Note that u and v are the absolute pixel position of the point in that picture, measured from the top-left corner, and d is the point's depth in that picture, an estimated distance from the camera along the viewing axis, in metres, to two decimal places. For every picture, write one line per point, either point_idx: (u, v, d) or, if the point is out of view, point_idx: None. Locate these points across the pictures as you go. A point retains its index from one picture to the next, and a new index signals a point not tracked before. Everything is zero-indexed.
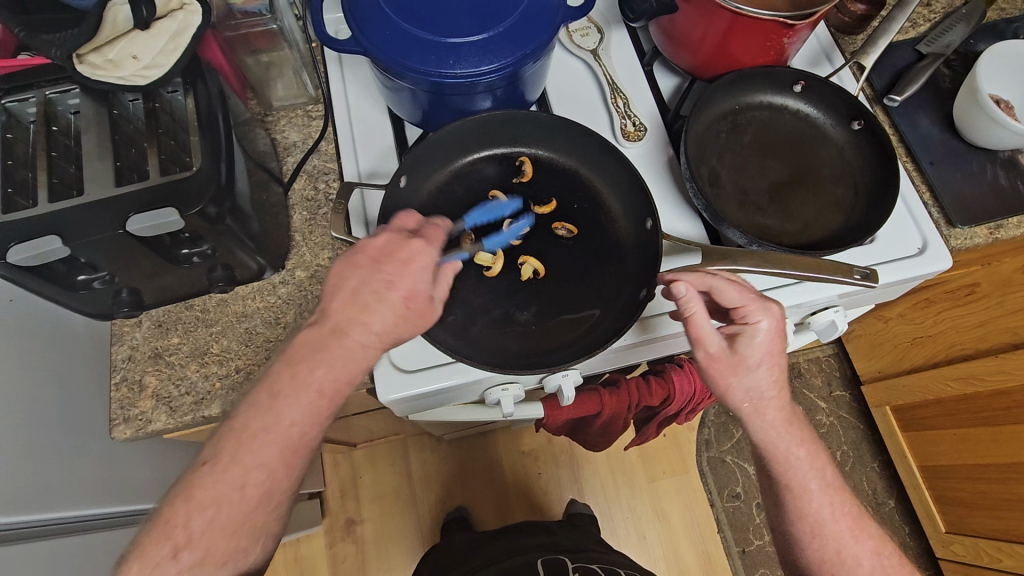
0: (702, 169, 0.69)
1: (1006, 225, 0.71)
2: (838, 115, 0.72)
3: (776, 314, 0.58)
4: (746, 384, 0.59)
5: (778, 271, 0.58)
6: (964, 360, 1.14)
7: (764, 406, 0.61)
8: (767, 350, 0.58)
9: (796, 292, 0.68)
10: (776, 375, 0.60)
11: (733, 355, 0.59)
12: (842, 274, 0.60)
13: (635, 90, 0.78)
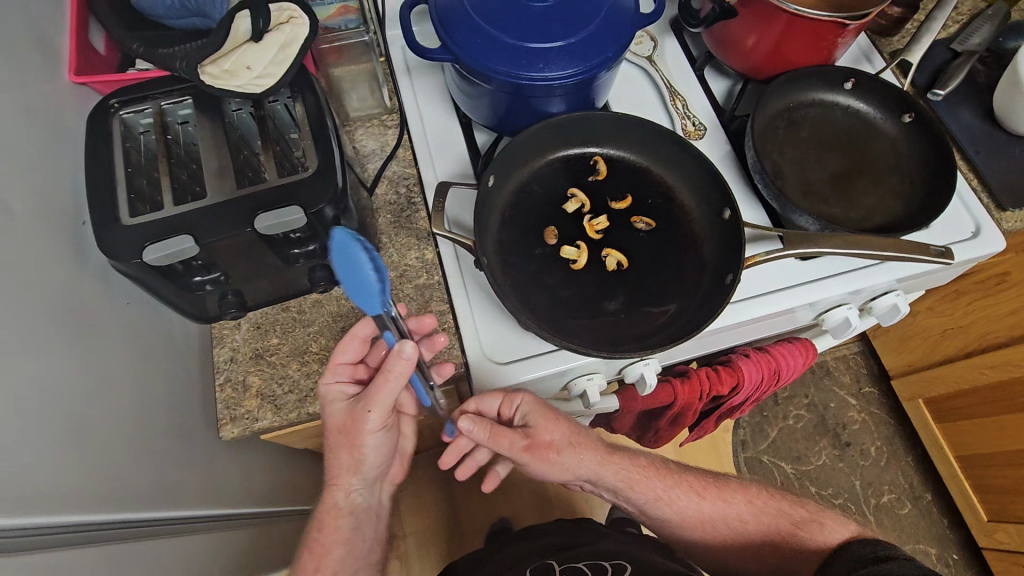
0: (767, 163, 0.73)
1: None
2: (888, 110, 0.76)
3: (529, 395, 0.63)
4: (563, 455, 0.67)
5: (857, 252, 0.63)
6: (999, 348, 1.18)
7: (576, 461, 0.68)
8: (548, 422, 0.65)
9: (866, 277, 0.71)
10: (572, 435, 0.68)
11: (533, 442, 0.64)
12: (916, 252, 0.64)
13: (691, 92, 0.82)
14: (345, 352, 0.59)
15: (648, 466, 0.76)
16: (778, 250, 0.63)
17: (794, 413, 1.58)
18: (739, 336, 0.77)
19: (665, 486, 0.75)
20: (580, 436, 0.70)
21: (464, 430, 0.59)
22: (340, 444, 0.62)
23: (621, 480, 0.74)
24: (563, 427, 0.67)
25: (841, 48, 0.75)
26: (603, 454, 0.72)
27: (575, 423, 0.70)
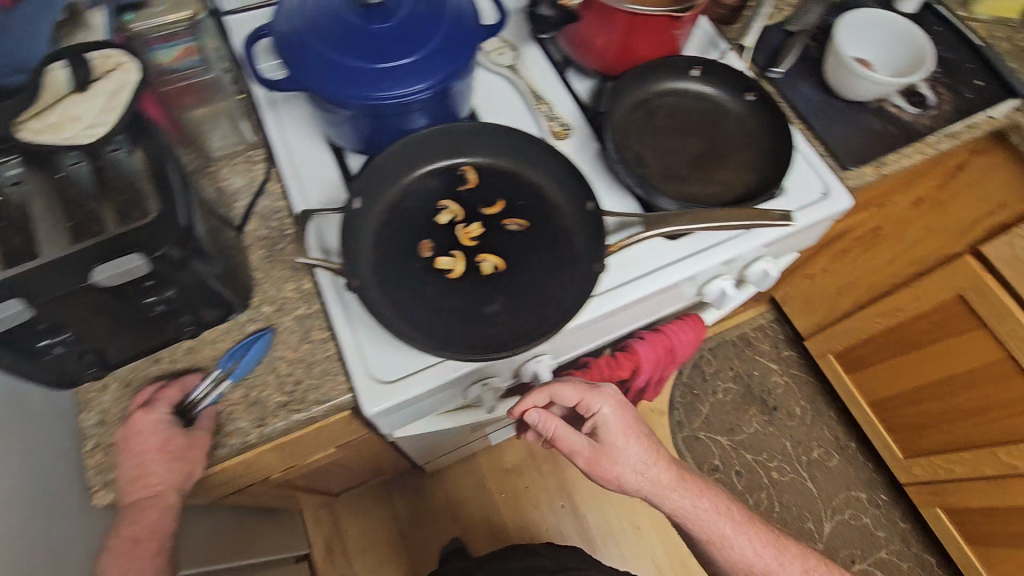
0: (627, 153, 0.77)
1: (886, 161, 0.83)
2: (733, 91, 0.81)
3: (610, 397, 0.72)
4: (626, 463, 0.74)
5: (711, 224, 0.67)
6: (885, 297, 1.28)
7: (645, 476, 0.76)
8: (618, 428, 0.73)
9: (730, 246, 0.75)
10: (643, 445, 0.75)
11: (597, 445, 0.73)
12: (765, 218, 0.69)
13: (555, 94, 0.85)
14: (167, 396, 0.59)
15: (717, 503, 0.82)
16: (639, 233, 0.66)
17: (723, 387, 1.65)
18: (630, 322, 0.79)
19: (730, 521, 0.81)
20: (657, 452, 0.77)
21: (530, 421, 0.71)
22: (135, 467, 0.57)
23: (686, 507, 0.79)
24: (640, 445, 0.75)
25: (681, 41, 0.80)
26: (673, 476, 0.78)
27: (650, 442, 0.76)
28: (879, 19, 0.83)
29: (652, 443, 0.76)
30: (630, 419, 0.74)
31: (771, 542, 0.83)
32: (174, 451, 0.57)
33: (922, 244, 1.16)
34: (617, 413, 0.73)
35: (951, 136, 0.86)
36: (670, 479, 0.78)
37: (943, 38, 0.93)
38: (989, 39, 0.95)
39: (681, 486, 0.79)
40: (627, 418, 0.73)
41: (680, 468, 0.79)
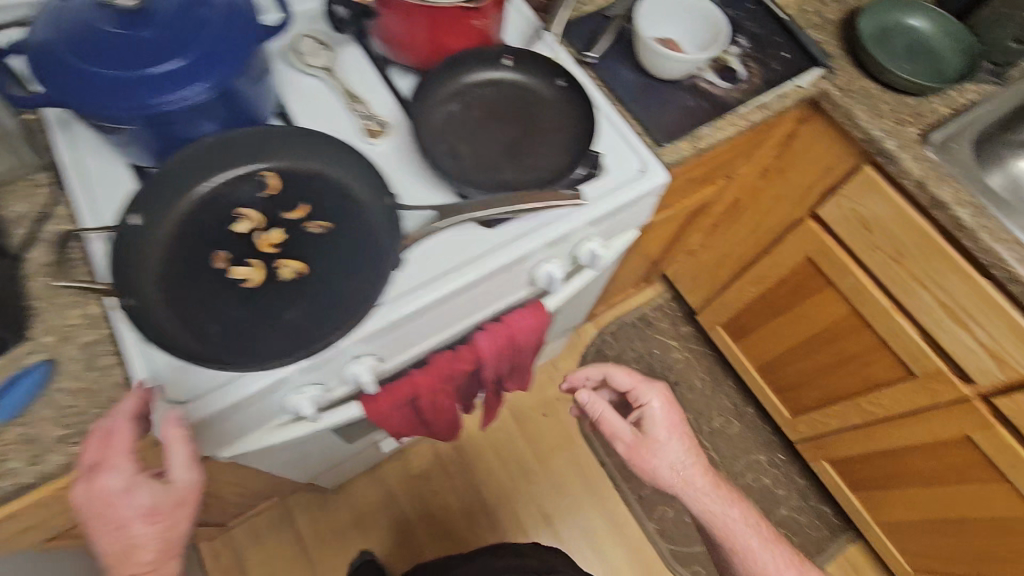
0: (438, 146, 0.77)
1: (700, 136, 0.86)
2: (545, 76, 0.82)
3: (659, 391, 0.95)
4: (665, 461, 0.90)
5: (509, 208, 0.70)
6: (751, 266, 1.34)
7: (692, 469, 0.90)
8: (665, 420, 0.93)
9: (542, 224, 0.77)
10: (683, 445, 0.92)
11: (645, 437, 0.92)
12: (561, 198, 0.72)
13: (372, 92, 0.84)
14: None
15: (748, 515, 0.90)
16: (435, 223, 0.70)
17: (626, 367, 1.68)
18: (463, 313, 0.79)
19: (757, 531, 0.89)
20: (699, 453, 0.93)
21: (584, 400, 0.96)
22: (113, 543, 0.58)
23: (711, 510, 0.89)
24: (681, 445, 0.92)
25: (488, 30, 0.80)
26: (721, 484, 0.92)
27: (692, 446, 0.92)
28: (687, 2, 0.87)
29: (694, 442, 0.93)
30: (673, 415, 0.94)
31: (790, 561, 0.89)
32: (162, 508, 0.59)
33: (773, 211, 1.22)
34: (662, 410, 0.94)
35: (761, 106, 0.90)
36: (717, 483, 0.91)
37: (754, 14, 0.97)
38: (797, 13, 1.01)
39: (728, 498, 0.91)
40: (677, 416, 0.95)
41: (716, 477, 0.91)
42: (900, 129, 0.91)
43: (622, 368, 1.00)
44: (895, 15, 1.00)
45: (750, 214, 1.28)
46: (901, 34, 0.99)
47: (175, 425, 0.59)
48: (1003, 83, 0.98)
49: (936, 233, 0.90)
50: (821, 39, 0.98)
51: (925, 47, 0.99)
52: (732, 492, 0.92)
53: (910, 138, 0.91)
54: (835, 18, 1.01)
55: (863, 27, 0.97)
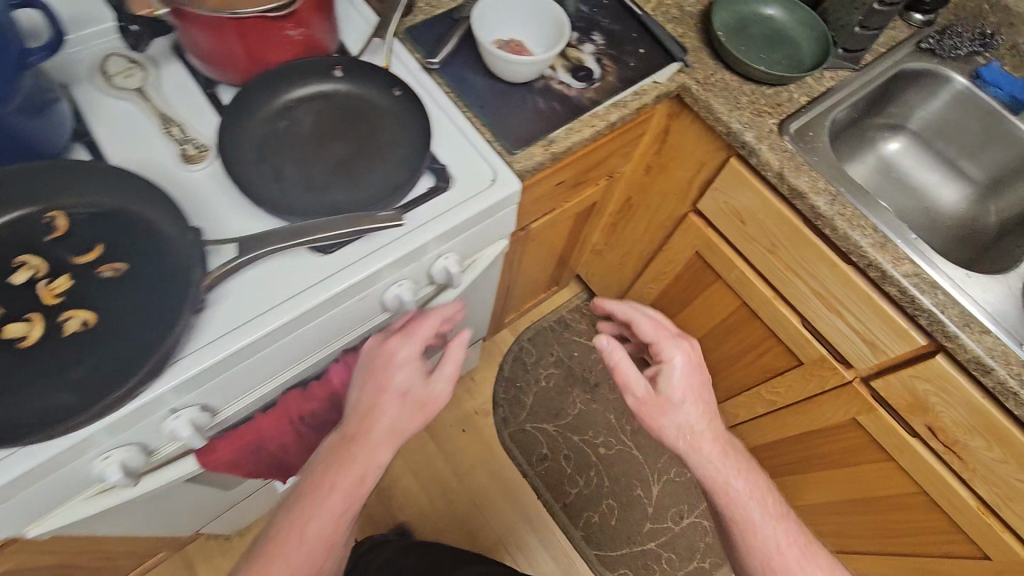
0: (261, 171, 0.71)
1: (554, 140, 0.83)
2: (379, 87, 0.78)
3: (683, 349, 0.87)
4: (675, 420, 0.83)
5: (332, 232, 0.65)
6: (650, 262, 1.32)
7: (705, 431, 0.83)
8: (685, 380, 0.85)
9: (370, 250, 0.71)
10: (701, 409, 0.84)
11: (659, 396, 0.84)
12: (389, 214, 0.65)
13: (193, 114, 0.77)
14: None
15: (754, 486, 0.83)
16: (236, 258, 0.63)
17: (545, 373, 1.64)
18: (307, 349, 0.73)
19: (759, 506, 0.82)
20: (714, 419, 0.85)
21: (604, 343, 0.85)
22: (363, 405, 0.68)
23: (716, 476, 0.82)
24: (697, 409, 0.84)
25: (308, 42, 0.75)
26: (734, 452, 0.85)
27: (710, 408, 0.85)
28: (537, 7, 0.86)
29: (712, 413, 0.85)
30: (695, 375, 0.86)
31: (797, 544, 0.80)
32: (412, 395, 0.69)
33: (661, 206, 1.19)
34: (684, 370, 0.85)
35: (616, 105, 0.87)
36: (729, 452, 0.84)
37: (610, 10, 0.95)
38: (655, 6, 0.99)
39: (745, 463, 0.84)
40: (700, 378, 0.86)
41: (725, 444, 0.84)
42: (759, 121, 0.90)
43: (646, 314, 0.93)
44: (751, 5, 0.99)
45: (641, 210, 1.26)
46: (758, 25, 0.99)
47: (461, 339, 0.72)
48: (858, 68, 0.99)
49: (801, 222, 0.90)
50: (679, 32, 0.97)
51: (782, 36, 0.98)
52: (745, 464, 0.84)
53: (768, 129, 0.90)
54: (694, 10, 1.00)
55: (718, 18, 0.96)
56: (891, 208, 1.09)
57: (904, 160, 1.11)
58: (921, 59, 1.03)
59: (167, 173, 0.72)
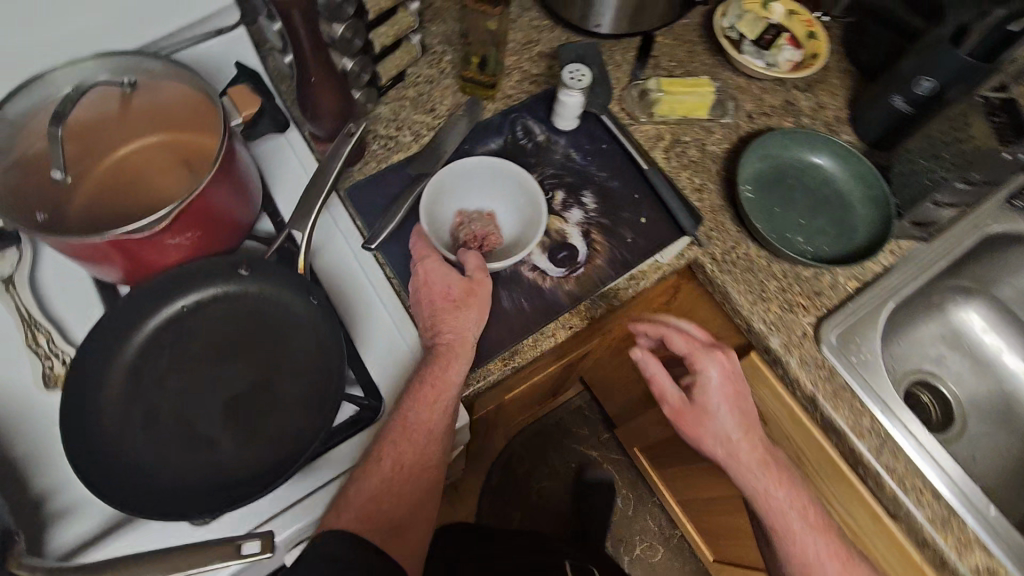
0: (124, 415, 0.56)
1: (519, 351, 0.65)
2: (294, 287, 0.62)
3: (721, 360, 0.65)
4: (713, 429, 0.65)
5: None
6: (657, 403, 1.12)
7: (748, 447, 0.65)
8: (723, 393, 0.65)
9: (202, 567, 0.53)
10: (739, 416, 0.65)
11: (694, 404, 0.66)
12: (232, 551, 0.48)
13: (65, 308, 0.63)
14: None
15: (794, 499, 0.65)
16: None
17: (538, 487, 1.48)
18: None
19: (799, 515, 0.65)
20: (754, 427, 0.66)
21: (638, 359, 0.65)
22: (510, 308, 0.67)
23: (754, 487, 0.64)
24: (735, 419, 0.65)
25: (199, 242, 0.60)
26: (753, 419, 0.66)
27: (752, 411, 0.67)
28: (535, 213, 0.70)
29: (719, 350, 0.66)
30: (739, 392, 0.66)
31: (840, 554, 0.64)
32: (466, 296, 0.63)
33: None
34: (723, 384, 0.65)
35: (604, 296, 0.68)
36: (760, 456, 0.65)
37: (609, 157, 0.76)
38: (669, 147, 0.79)
39: (761, 446, 0.66)
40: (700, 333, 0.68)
41: (767, 453, 0.65)
42: (790, 317, 0.70)
43: (677, 325, 0.68)
44: (793, 151, 0.78)
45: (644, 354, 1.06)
46: (801, 177, 0.78)
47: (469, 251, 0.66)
48: (927, 239, 0.77)
49: (838, 455, 0.68)
50: (696, 185, 0.77)
51: (829, 193, 0.77)
52: (739, 389, 0.66)
53: (800, 330, 0.70)
54: (718, 152, 0.79)
55: (747, 172, 0.76)
56: (954, 391, 0.88)
57: (980, 332, 0.88)
58: (1012, 221, 0.80)
59: (29, 402, 0.59)
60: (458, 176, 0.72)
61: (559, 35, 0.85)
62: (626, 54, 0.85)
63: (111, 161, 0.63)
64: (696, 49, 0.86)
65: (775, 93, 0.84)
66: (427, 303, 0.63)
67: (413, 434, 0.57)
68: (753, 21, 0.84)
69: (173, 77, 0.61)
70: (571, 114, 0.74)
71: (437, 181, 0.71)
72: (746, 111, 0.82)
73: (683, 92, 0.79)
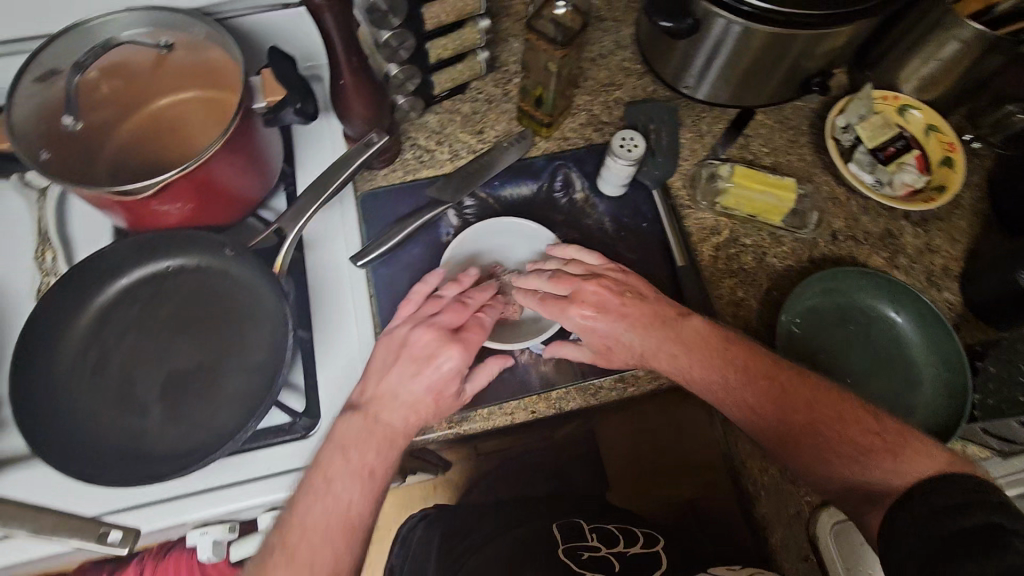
0: (80, 359, 0.60)
1: (471, 419, 0.61)
2: (266, 278, 0.60)
3: (576, 299, 0.59)
4: (624, 348, 0.59)
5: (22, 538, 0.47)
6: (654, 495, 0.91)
7: (671, 363, 0.58)
8: (603, 326, 0.59)
9: (60, 529, 0.48)
10: (628, 323, 0.58)
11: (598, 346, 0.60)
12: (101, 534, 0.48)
13: (77, 234, 0.65)
14: None
15: (769, 415, 0.54)
16: None
17: None
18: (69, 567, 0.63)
19: (763, 415, 0.55)
20: (666, 321, 0.59)
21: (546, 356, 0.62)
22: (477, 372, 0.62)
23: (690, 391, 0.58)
24: (629, 329, 0.58)
25: (193, 214, 0.61)
26: (684, 324, 0.58)
27: (662, 312, 0.59)
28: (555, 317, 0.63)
29: (575, 302, 0.59)
30: (616, 308, 0.59)
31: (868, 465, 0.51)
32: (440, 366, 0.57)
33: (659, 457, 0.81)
34: (593, 314, 0.59)
35: (580, 388, 0.62)
36: (704, 343, 0.57)
37: (645, 238, 0.67)
38: (722, 244, 0.69)
39: (687, 337, 0.57)
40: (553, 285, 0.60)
41: (687, 342, 0.57)
42: (786, 488, 0.59)
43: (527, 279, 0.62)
44: (867, 296, 0.64)
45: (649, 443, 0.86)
46: (866, 329, 0.64)
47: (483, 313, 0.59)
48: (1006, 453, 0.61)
49: None
50: (735, 298, 0.66)
51: (895, 357, 0.63)
52: (640, 307, 0.59)
53: (792, 508, 0.58)
54: (778, 267, 0.68)
55: (802, 304, 0.64)
56: None
57: None
58: None
59: (15, 307, 0.62)
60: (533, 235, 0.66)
61: (646, 84, 0.77)
62: (714, 126, 0.75)
63: (147, 110, 0.64)
64: (798, 141, 0.74)
65: (877, 218, 0.70)
66: (387, 354, 0.57)
67: (317, 503, 0.49)
68: (878, 125, 0.70)
69: (216, 42, 0.61)
70: (616, 181, 0.66)
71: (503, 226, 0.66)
72: (832, 229, 0.70)
73: (758, 189, 0.68)
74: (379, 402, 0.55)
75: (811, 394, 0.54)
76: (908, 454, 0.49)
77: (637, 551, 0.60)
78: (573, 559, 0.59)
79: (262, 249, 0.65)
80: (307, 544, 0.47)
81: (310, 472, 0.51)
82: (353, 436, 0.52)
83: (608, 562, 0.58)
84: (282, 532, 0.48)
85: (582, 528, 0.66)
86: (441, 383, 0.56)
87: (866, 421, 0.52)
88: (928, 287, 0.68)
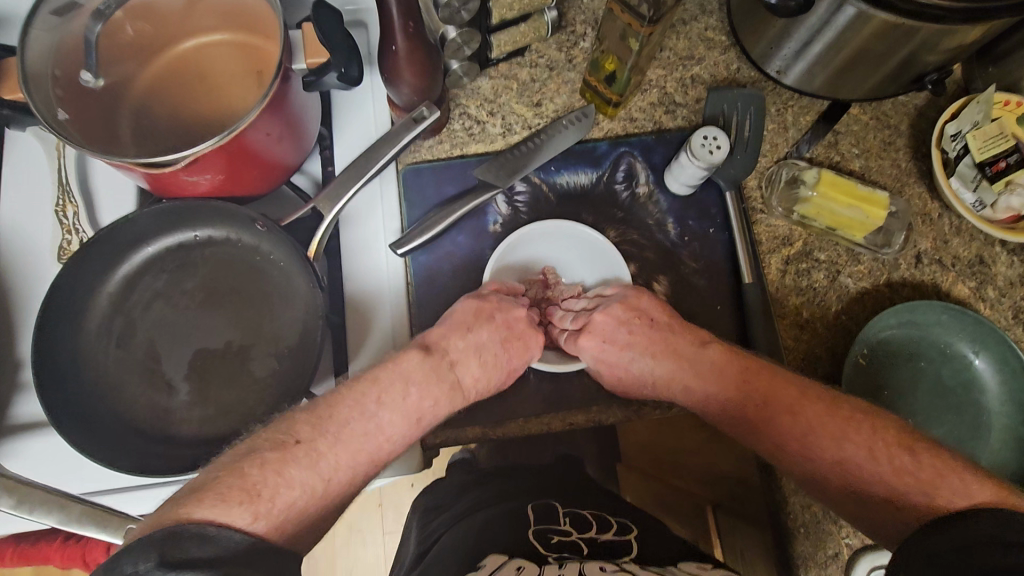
0: (106, 327, 0.57)
1: (505, 425, 0.58)
2: (299, 263, 0.55)
3: (600, 317, 0.59)
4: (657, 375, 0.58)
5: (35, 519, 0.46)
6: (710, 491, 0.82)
7: (689, 382, 0.56)
8: (618, 349, 0.59)
9: (87, 521, 0.46)
10: (646, 342, 0.58)
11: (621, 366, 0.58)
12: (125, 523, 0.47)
13: (99, 188, 0.61)
14: None
15: (805, 439, 0.49)
16: None
17: None
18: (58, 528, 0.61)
19: (799, 440, 0.49)
20: (678, 345, 0.58)
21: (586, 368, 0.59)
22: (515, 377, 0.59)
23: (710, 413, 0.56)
24: (653, 357, 0.58)
25: (223, 184, 0.55)
26: (703, 354, 0.56)
27: (674, 339, 0.58)
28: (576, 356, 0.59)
29: (585, 333, 0.59)
30: (630, 329, 0.58)
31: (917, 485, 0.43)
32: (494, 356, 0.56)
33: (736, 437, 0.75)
34: (605, 340, 0.59)
35: (622, 405, 0.59)
36: (730, 368, 0.54)
37: (708, 246, 0.63)
38: (793, 257, 0.63)
39: (718, 361, 0.54)
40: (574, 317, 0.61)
41: (699, 363, 0.56)
42: (827, 527, 0.57)
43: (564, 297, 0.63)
44: (948, 335, 0.58)
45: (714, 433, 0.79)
46: (937, 369, 0.59)
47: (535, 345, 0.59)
48: None
49: None
50: (800, 319, 0.61)
51: (967, 402, 0.58)
52: (651, 336, 0.58)
53: (830, 550, 0.57)
54: (851, 289, 0.62)
55: (872, 337, 0.59)
56: None
57: None
58: None
59: (38, 268, 0.59)
60: (598, 252, 0.62)
61: (729, 61, 0.68)
62: (801, 117, 0.67)
63: (172, 57, 0.56)
64: (894, 143, 0.66)
65: (970, 241, 0.63)
66: (473, 311, 0.56)
67: (335, 435, 0.46)
68: (992, 136, 0.61)
69: None
70: (685, 181, 0.60)
71: (569, 237, 0.62)
72: (917, 251, 0.63)
73: (844, 202, 0.61)
74: (450, 352, 0.55)
75: (842, 424, 0.48)
76: (948, 491, 0.41)
77: (609, 538, 0.55)
78: (541, 541, 0.54)
79: (295, 224, 0.60)
80: (326, 461, 0.45)
81: (364, 386, 0.50)
82: (422, 377, 0.52)
83: (578, 547, 0.53)
84: (313, 424, 0.46)
85: (556, 509, 0.61)
86: (520, 365, 0.57)
87: (899, 452, 0.45)
88: (1012, 325, 0.62)
